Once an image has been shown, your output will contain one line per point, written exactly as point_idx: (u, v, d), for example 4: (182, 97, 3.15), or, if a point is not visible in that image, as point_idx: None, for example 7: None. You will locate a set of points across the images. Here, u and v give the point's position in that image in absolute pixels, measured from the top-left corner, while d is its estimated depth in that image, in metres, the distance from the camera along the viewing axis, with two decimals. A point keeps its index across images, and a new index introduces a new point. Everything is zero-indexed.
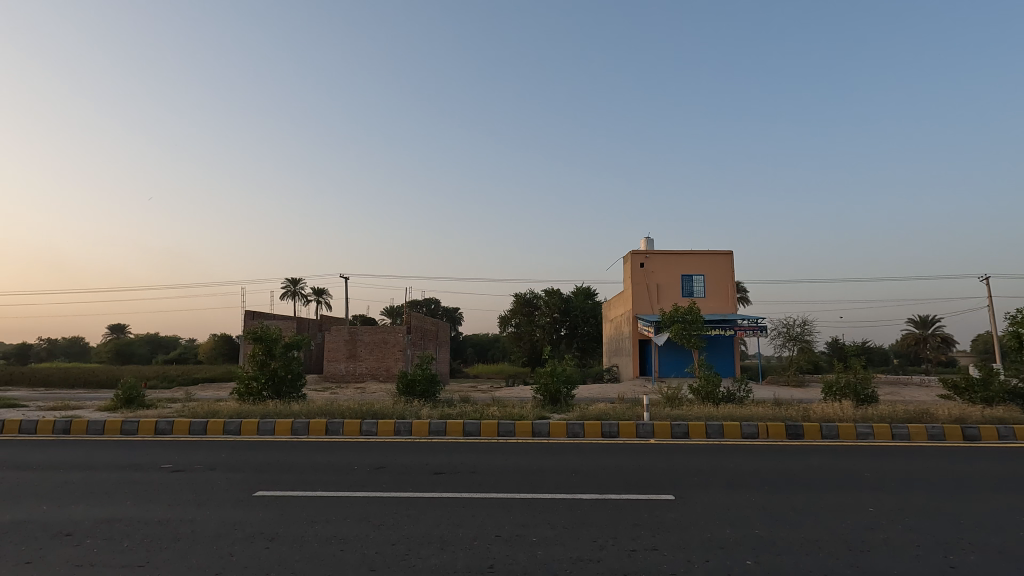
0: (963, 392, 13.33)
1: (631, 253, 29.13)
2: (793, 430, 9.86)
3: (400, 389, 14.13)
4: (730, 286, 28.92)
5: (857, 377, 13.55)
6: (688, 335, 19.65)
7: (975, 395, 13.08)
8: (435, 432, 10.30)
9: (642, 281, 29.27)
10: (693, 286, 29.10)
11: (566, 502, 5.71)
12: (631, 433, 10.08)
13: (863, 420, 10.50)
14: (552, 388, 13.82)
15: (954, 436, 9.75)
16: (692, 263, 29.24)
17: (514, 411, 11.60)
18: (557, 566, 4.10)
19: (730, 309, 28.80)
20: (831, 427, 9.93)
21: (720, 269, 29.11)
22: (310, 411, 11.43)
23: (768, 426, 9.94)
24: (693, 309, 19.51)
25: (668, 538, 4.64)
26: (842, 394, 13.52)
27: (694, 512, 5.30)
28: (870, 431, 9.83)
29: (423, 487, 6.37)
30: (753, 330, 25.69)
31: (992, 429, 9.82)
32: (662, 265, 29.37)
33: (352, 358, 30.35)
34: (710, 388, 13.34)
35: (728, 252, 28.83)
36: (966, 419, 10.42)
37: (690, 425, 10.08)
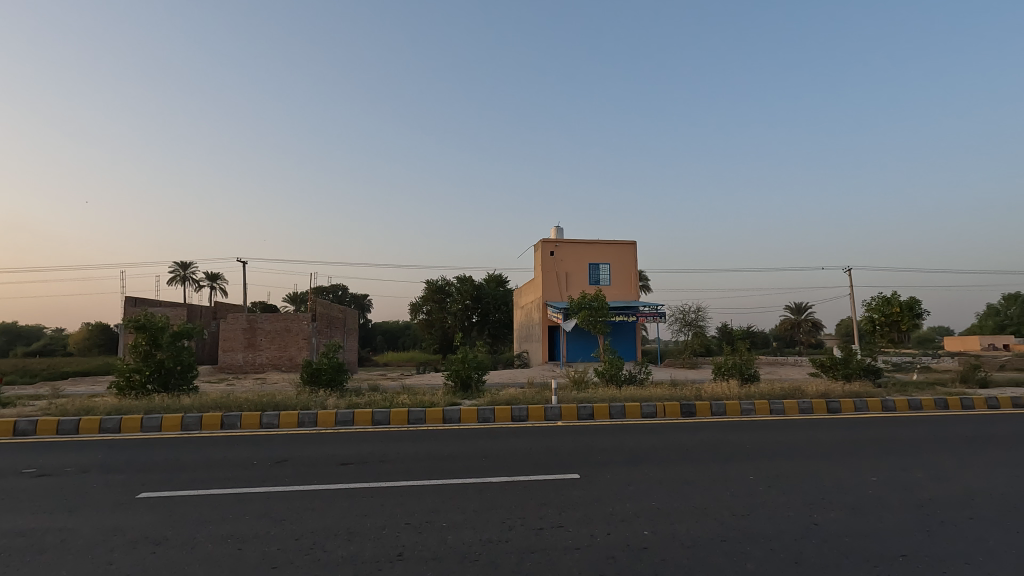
0: (828, 369, 14.98)
1: (542, 241, 29.79)
2: (687, 409, 10.63)
3: (304, 378, 13.54)
4: (633, 274, 30.38)
5: (742, 359, 14.82)
6: (595, 320, 20.42)
7: (838, 372, 14.75)
8: (342, 422, 10.01)
9: (552, 269, 30.02)
10: (600, 275, 30.32)
11: (474, 485, 5.79)
12: (540, 416, 10.38)
13: (747, 397, 11.52)
14: (463, 374, 13.85)
15: (821, 409, 10.98)
16: (599, 252, 30.41)
17: (424, 399, 11.51)
18: (465, 549, 4.16)
19: (634, 297, 30.30)
20: (720, 405, 10.81)
21: (625, 258, 30.50)
22: (204, 404, 10.66)
23: (665, 406, 10.63)
24: (600, 295, 20.28)
25: (572, 514, 4.87)
26: (730, 374, 14.73)
27: (597, 489, 5.57)
28: (752, 408, 10.84)
29: (329, 480, 6.17)
30: (654, 316, 27.26)
31: (850, 402, 11.17)
32: (571, 253, 30.28)
33: (251, 347, 28.60)
34: (614, 370, 14.01)
35: (632, 241, 30.28)
36: (829, 395, 11.79)
37: (595, 407, 10.55)
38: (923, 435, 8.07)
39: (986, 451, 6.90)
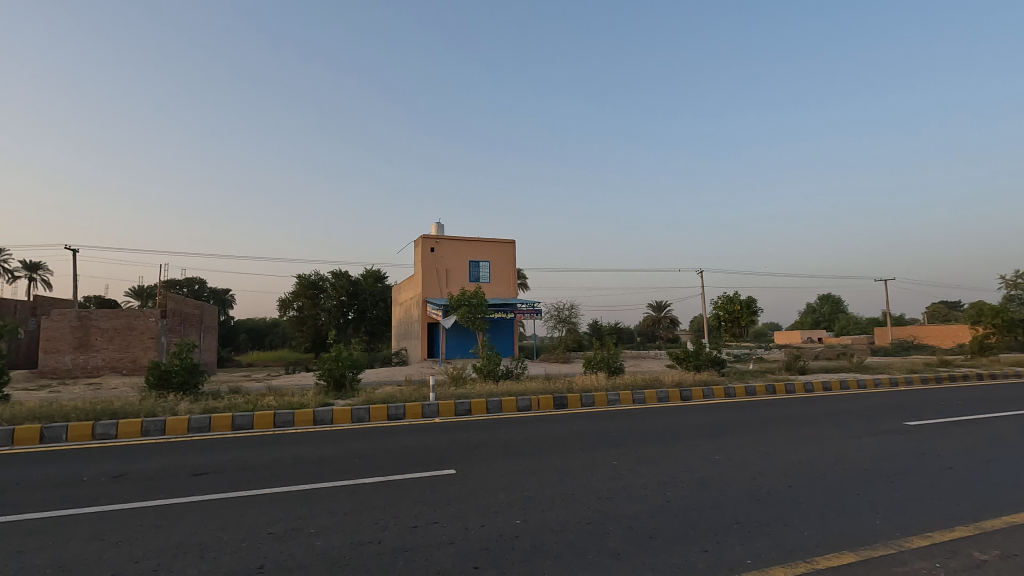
0: (682, 361, 16.57)
1: (422, 237, 29.45)
2: (559, 401, 11.14)
3: (151, 382, 12.08)
4: (512, 272, 31.14)
5: (610, 353, 15.88)
6: (473, 317, 20.63)
7: (690, 363, 16.37)
8: (197, 429, 9.09)
9: (432, 266, 29.79)
10: (480, 272, 30.66)
11: (346, 488, 5.57)
12: (417, 414, 10.25)
13: (612, 388, 12.36)
14: (336, 373, 13.25)
15: (676, 397, 12.11)
16: (479, 250, 30.75)
17: (293, 400, 10.83)
18: (335, 554, 3.99)
19: (512, 294, 31.07)
20: (589, 396, 11.48)
21: (504, 256, 31.14)
22: (17, 415, 9.07)
23: (539, 399, 11.05)
24: (478, 292, 20.53)
25: (447, 510, 4.88)
26: (598, 367, 15.72)
27: (472, 483, 5.64)
28: (618, 398, 11.66)
29: (179, 493, 5.57)
30: (531, 313, 28.20)
31: (700, 390, 12.45)
32: (451, 250, 30.26)
33: (83, 348, 24.89)
34: (491, 366, 14.27)
35: (511, 240, 31.02)
36: (683, 384, 13.05)
37: (472, 402, 10.67)
38: (755, 417, 9.23)
39: (802, 428, 8.09)
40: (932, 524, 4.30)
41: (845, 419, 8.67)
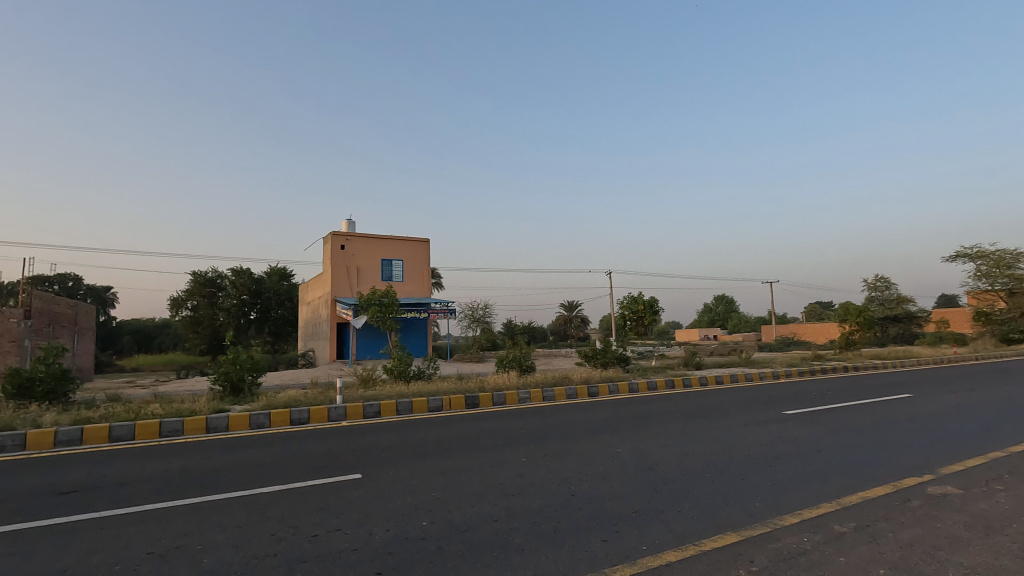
0: (591, 359, 17.19)
1: (331, 234, 28.30)
2: (471, 400, 11.15)
3: (9, 391, 10.64)
4: (426, 271, 30.75)
5: (522, 351, 16.14)
6: (384, 317, 20.12)
7: (598, 361, 17.02)
8: (66, 442, 8.14)
9: (342, 264, 28.73)
10: (392, 271, 29.99)
11: (241, 500, 5.23)
12: (322, 418, 9.83)
13: (523, 387, 12.56)
14: (233, 376, 12.39)
15: (584, 394, 12.53)
16: (392, 249, 30.07)
17: (183, 407, 10.01)
18: (225, 570, 3.74)
19: (426, 294, 30.69)
20: (500, 395, 11.59)
21: (418, 255, 30.67)
22: None
23: (451, 399, 10.99)
24: (390, 291, 20.07)
25: (351, 516, 4.73)
26: (510, 366, 15.92)
27: (379, 487, 5.51)
28: (528, 396, 11.86)
29: (41, 515, 4.96)
30: (445, 313, 28.02)
31: (606, 386, 12.97)
32: (362, 248, 29.35)
33: None
34: (402, 366, 13.99)
35: (425, 239, 30.62)
36: (590, 381, 13.55)
37: (381, 404, 10.40)
38: (655, 411, 9.77)
39: (696, 420, 8.67)
40: (802, 503, 4.77)
41: (733, 411, 9.41)
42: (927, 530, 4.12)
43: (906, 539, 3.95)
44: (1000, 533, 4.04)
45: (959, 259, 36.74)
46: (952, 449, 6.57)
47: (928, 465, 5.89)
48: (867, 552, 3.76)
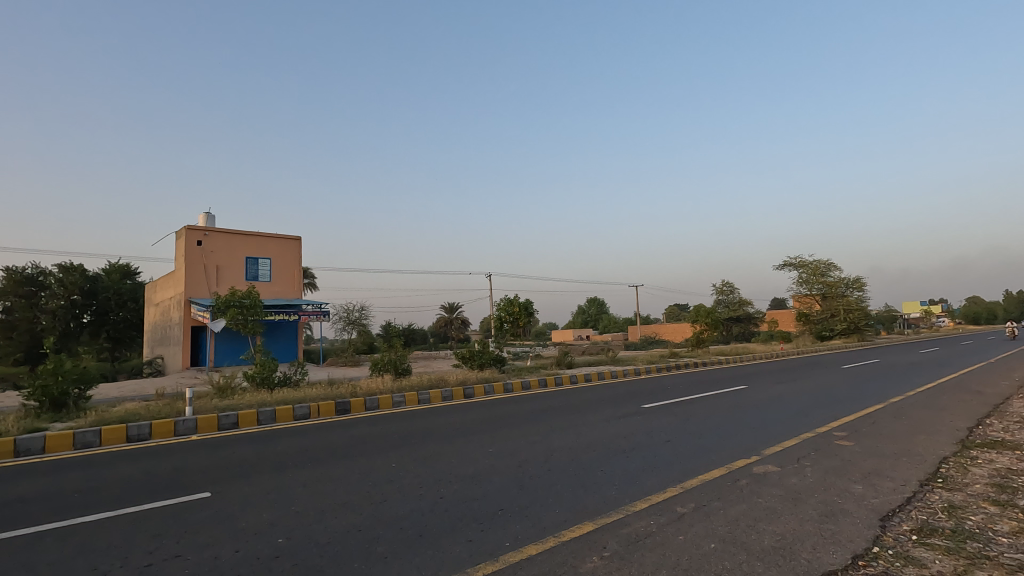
0: (468, 360, 17.29)
1: (186, 228, 25.58)
2: (341, 407, 10.67)
3: None
4: (296, 271, 28.95)
5: (398, 354, 15.79)
6: (246, 319, 18.58)
7: (475, 362, 17.17)
8: None
9: (198, 262, 26.06)
10: (259, 270, 27.84)
11: (57, 532, 4.52)
12: (168, 432, 8.82)
13: (398, 390, 12.30)
14: (55, 390, 10.66)
15: (459, 395, 12.57)
16: (258, 246, 27.90)
17: None
18: None
19: (296, 295, 28.88)
20: (373, 400, 11.23)
21: (288, 254, 28.77)
22: None
23: (319, 405, 10.44)
24: (252, 292, 18.58)
25: (194, 540, 4.29)
26: (385, 369, 15.50)
27: (230, 505, 5.06)
28: (403, 400, 11.63)
29: None
30: (317, 315, 26.58)
31: (481, 388, 13.13)
32: (223, 245, 26.88)
33: None
34: (266, 373, 13.01)
35: (297, 237, 28.85)
36: (466, 382, 13.65)
37: (239, 414, 9.57)
38: (527, 410, 10.08)
39: (564, 417, 9.09)
40: (651, 489, 5.21)
41: (597, 406, 10.02)
42: (750, 504, 4.70)
43: (733, 515, 4.47)
44: (804, 502, 4.73)
45: (787, 268, 42.48)
46: (775, 433, 7.58)
47: (755, 448, 6.75)
48: (701, 528, 4.20)
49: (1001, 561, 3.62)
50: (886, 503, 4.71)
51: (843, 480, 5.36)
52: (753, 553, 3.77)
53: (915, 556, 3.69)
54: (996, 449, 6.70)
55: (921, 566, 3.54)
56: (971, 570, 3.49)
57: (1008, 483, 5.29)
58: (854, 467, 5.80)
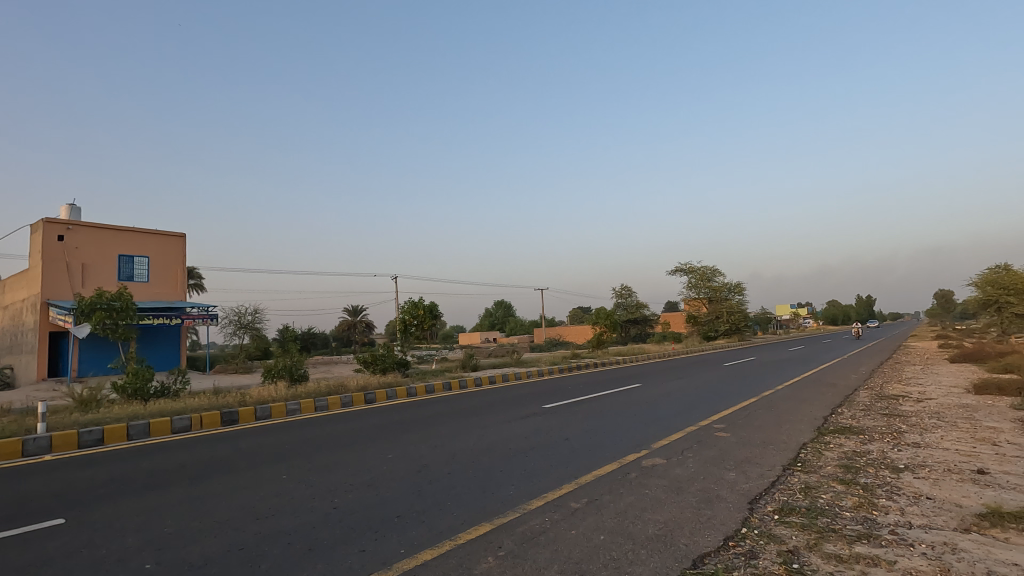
0: (370, 365, 16.77)
1: (44, 221, 22.58)
2: (228, 417, 9.91)
3: None
4: (180, 271, 26.58)
5: (293, 360, 14.95)
6: (117, 324, 16.72)
7: (378, 367, 16.69)
8: None
9: (59, 259, 23.10)
10: (134, 269, 25.21)
11: None
12: (14, 453, 7.71)
13: (293, 398, 11.65)
14: None
15: (360, 401, 12.13)
16: (134, 243, 25.28)
17: None
18: None
19: (179, 297, 26.51)
20: (265, 409, 10.55)
21: (170, 252, 26.35)
22: None
23: (202, 417, 9.62)
24: (124, 293, 16.77)
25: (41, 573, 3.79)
26: (280, 376, 14.63)
27: (90, 531, 4.53)
28: (298, 407, 11.03)
29: None
30: (203, 319, 24.56)
31: (383, 392, 12.78)
32: (91, 240, 24.04)
33: None
34: (139, 383, 11.78)
35: (180, 234, 26.51)
36: (368, 387, 13.22)
37: (106, 429, 8.59)
38: (429, 413, 9.96)
39: (466, 420, 9.09)
40: (547, 487, 5.35)
41: (500, 408, 10.12)
42: (637, 496, 4.97)
43: (622, 507, 4.70)
44: (685, 491, 5.09)
45: (678, 273, 45.53)
46: (663, 428, 8.10)
47: (645, 442, 7.16)
48: (593, 521, 4.37)
49: (843, 532, 4.11)
50: (755, 487, 5.18)
51: (720, 469, 5.83)
52: (638, 541, 3.99)
53: (776, 534, 4.10)
54: (844, 434, 7.62)
55: (781, 543, 3.94)
56: (820, 542, 3.94)
57: (852, 463, 6.04)
58: (730, 456, 6.33)
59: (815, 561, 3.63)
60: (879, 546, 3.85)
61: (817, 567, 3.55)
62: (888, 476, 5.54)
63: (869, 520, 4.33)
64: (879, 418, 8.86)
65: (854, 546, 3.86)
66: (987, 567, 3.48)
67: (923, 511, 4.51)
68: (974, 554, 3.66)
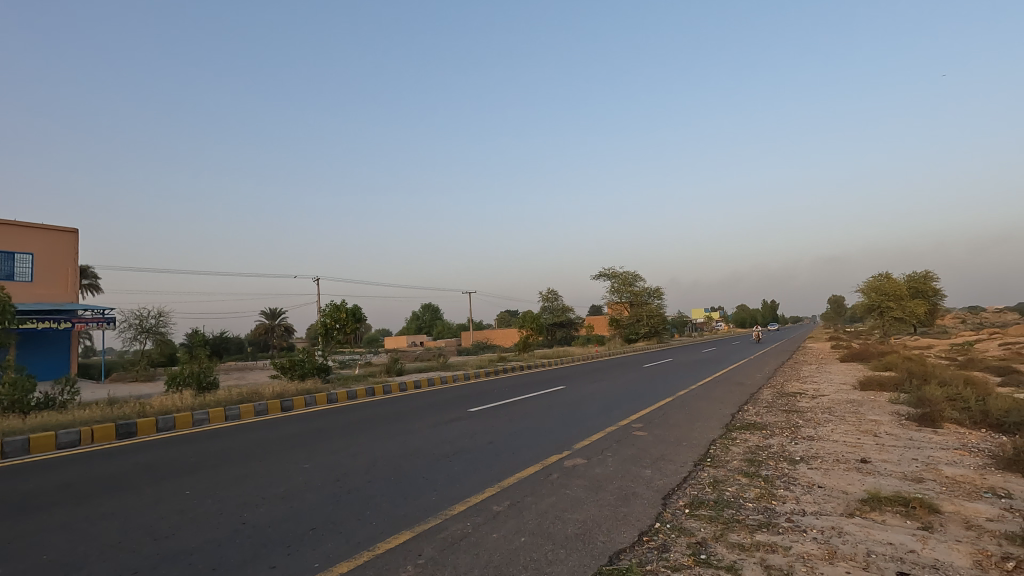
0: (288, 371, 16.00)
1: None
2: (125, 429, 9.09)
3: None
4: (71, 270, 24.20)
5: (201, 366, 13.97)
6: None
7: (296, 373, 15.96)
8: None
9: None
10: (15, 267, 22.63)
11: None
12: None
13: (200, 407, 10.89)
14: None
15: (276, 409, 11.52)
16: (15, 238, 22.70)
17: None
18: None
19: (70, 298, 24.11)
20: (168, 420, 9.77)
21: (59, 250, 23.92)
22: None
23: (93, 430, 8.76)
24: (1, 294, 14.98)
25: None
26: (186, 384, 13.61)
27: None
28: (206, 417, 10.31)
29: None
30: (98, 322, 22.47)
31: (302, 399, 12.23)
32: None
33: None
34: (17, 394, 10.54)
35: (72, 229, 24.17)
36: (285, 395, 12.59)
37: None
38: (350, 420, 9.62)
39: (389, 425, 8.88)
40: (470, 491, 5.32)
41: (425, 413, 9.97)
42: (558, 496, 5.07)
43: (542, 508, 4.77)
44: (604, 490, 5.24)
45: (602, 278, 46.95)
46: (585, 428, 8.32)
47: (567, 443, 7.31)
48: (514, 524, 4.40)
49: (746, 522, 4.39)
50: (668, 483, 5.44)
51: (637, 466, 6.07)
52: (557, 542, 4.06)
53: (687, 527, 4.31)
54: (749, 430, 8.17)
55: (691, 535, 4.15)
56: (725, 532, 4.18)
57: (755, 457, 6.48)
58: (647, 454, 6.61)
59: (720, 550, 3.85)
60: (777, 533, 4.14)
61: (722, 556, 3.77)
62: (786, 468, 5.99)
63: (769, 510, 4.65)
64: (779, 414, 9.56)
65: (755, 535, 4.13)
66: (867, 547, 3.83)
67: (815, 499, 4.90)
68: (857, 536, 4.03)
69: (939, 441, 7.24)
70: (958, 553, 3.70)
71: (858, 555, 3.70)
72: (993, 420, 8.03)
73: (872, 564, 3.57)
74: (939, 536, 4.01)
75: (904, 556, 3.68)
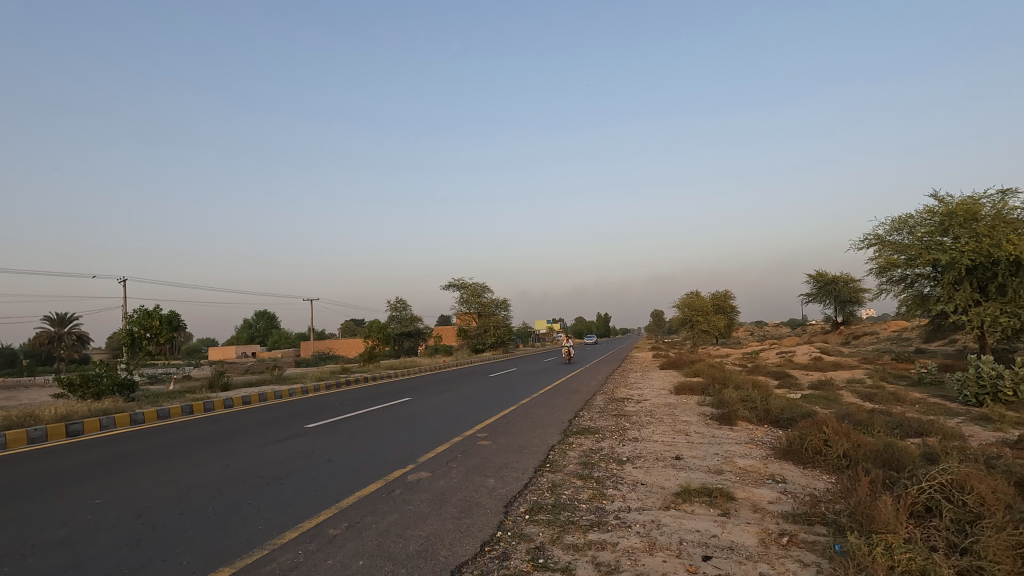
0: (77, 389, 13.43)
1: None
2: None
3: None
4: None
5: None
6: None
7: (87, 391, 13.44)
8: None
9: None
10: None
11: None
12: None
13: None
14: None
15: (58, 435, 9.57)
16: None
17: None
18: None
19: None
20: None
21: None
22: None
23: None
24: None
25: None
26: None
27: None
28: None
29: None
30: None
31: (95, 421, 10.32)
32: None
33: None
34: None
35: None
36: (73, 417, 10.54)
37: None
38: (159, 444, 8.34)
39: (210, 448, 7.89)
40: (304, 516, 4.91)
41: (254, 432, 9.03)
42: (400, 513, 4.90)
43: (383, 527, 4.57)
44: (448, 502, 5.21)
45: (452, 288, 47.28)
46: (429, 441, 8.21)
47: (411, 457, 7.15)
48: (350, 548, 4.15)
49: (580, 523, 4.66)
50: (510, 491, 5.57)
51: (480, 476, 6.14)
52: (398, 561, 3.91)
53: (526, 533, 4.44)
54: (584, 434, 8.76)
55: (529, 540, 4.28)
56: (561, 535, 4.39)
57: (588, 459, 6.98)
58: (490, 463, 6.72)
59: (556, 553, 4.03)
60: (606, 531, 4.46)
61: (558, 558, 3.94)
62: (615, 468, 6.52)
63: (599, 509, 4.99)
64: (610, 418, 10.38)
65: (588, 534, 4.41)
66: (680, 536, 4.30)
67: (638, 496, 5.40)
68: (672, 527, 4.50)
69: (735, 437, 8.46)
70: (748, 534, 4.32)
71: (672, 544, 4.12)
72: (772, 416, 9.61)
73: (683, 550, 4.00)
74: (734, 520, 4.64)
75: (709, 541, 4.19)
